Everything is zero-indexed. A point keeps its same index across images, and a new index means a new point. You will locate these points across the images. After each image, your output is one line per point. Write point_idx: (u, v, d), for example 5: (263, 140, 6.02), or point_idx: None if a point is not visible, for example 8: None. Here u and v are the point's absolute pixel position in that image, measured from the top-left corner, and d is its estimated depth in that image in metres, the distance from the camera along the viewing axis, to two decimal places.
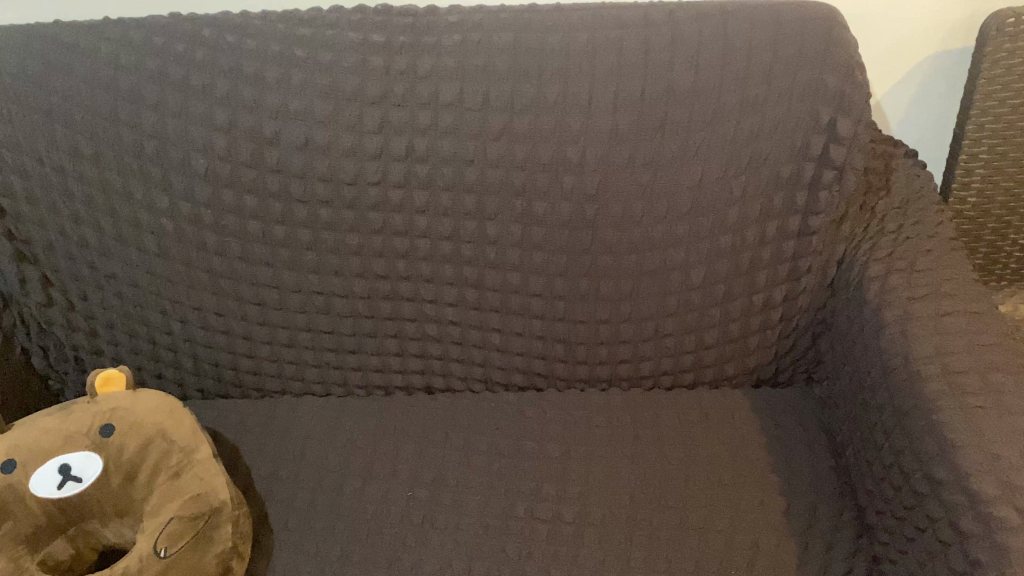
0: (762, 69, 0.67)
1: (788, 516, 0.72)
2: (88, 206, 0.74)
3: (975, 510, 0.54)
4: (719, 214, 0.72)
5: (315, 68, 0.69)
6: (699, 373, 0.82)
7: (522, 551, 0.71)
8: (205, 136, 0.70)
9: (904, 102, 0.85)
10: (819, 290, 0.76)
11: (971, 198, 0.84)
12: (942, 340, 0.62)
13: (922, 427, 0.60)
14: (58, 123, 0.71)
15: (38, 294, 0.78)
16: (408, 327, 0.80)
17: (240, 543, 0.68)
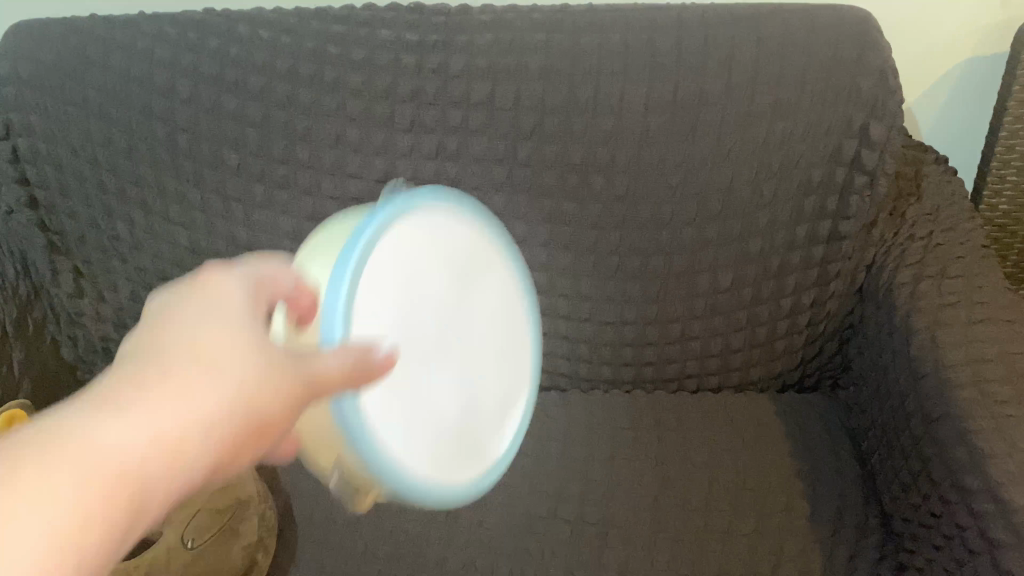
0: (797, 72, 0.66)
1: (812, 521, 0.71)
2: (121, 199, 0.75)
3: (1005, 519, 0.53)
4: (748, 217, 0.71)
5: (347, 65, 0.69)
6: (724, 376, 0.82)
7: (545, 550, 0.71)
8: (238, 132, 0.71)
9: (936, 108, 0.84)
10: (848, 296, 0.75)
11: (1003, 206, 0.82)
12: (972, 349, 0.61)
13: (950, 435, 0.59)
14: (93, 117, 0.72)
15: (68, 285, 0.79)
16: None
17: (267, 536, 0.70)
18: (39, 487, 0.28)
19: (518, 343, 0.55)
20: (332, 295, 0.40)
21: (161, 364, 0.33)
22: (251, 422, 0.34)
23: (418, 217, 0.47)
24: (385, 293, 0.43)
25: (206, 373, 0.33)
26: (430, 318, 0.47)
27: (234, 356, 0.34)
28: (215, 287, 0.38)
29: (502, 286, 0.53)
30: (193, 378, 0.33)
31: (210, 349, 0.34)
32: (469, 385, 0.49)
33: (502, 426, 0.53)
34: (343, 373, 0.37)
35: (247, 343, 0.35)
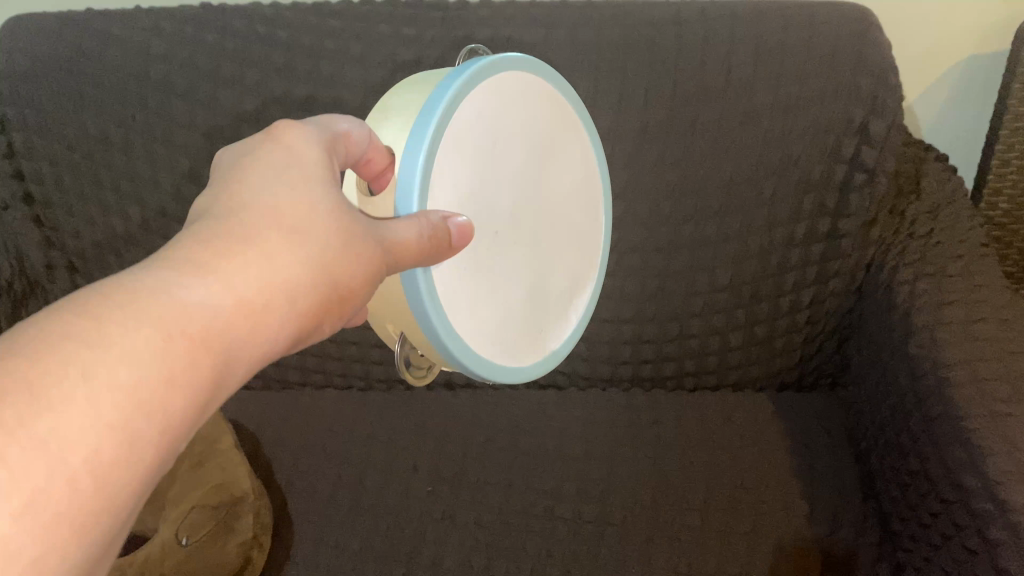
0: (797, 69, 0.66)
1: (810, 520, 0.71)
2: (117, 195, 0.75)
3: (1004, 518, 0.52)
4: (747, 214, 0.71)
5: (344, 61, 0.68)
6: (723, 375, 0.82)
7: (542, 548, 0.71)
8: (234, 127, 0.71)
9: (936, 105, 0.84)
10: (847, 294, 0.75)
11: (1003, 204, 0.82)
12: (972, 347, 0.60)
13: (950, 434, 0.59)
14: (88, 111, 0.72)
15: (64, 281, 0.80)
16: None
17: (261, 533, 0.70)
18: (143, 327, 0.31)
19: (570, 222, 0.61)
20: (409, 163, 0.44)
21: (241, 228, 0.37)
22: (313, 291, 0.39)
23: (487, 85, 0.49)
24: (456, 167, 0.47)
25: (278, 244, 0.38)
26: (493, 192, 0.51)
27: (305, 232, 0.39)
28: (293, 148, 0.43)
29: (563, 160, 0.58)
30: (268, 248, 0.37)
31: (283, 221, 0.38)
32: (520, 254, 0.55)
33: (547, 285, 0.59)
34: (402, 252, 0.42)
35: (321, 218, 0.40)
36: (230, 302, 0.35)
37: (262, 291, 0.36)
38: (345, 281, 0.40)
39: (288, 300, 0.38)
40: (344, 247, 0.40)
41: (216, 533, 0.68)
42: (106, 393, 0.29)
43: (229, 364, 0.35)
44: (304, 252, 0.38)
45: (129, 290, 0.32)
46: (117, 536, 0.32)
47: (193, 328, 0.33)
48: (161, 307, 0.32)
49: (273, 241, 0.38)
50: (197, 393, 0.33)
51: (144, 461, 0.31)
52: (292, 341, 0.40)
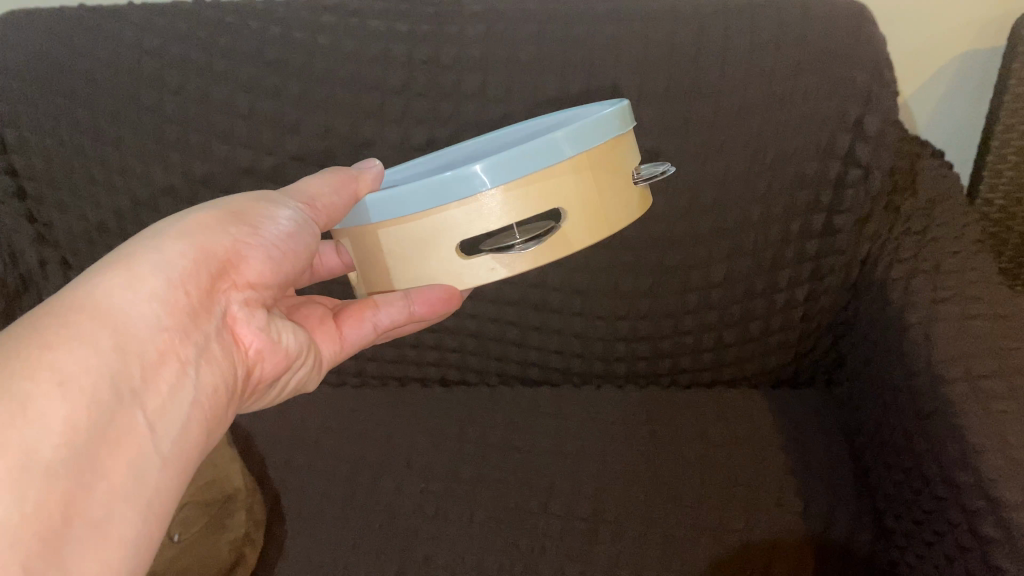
0: (791, 63, 0.66)
1: (804, 517, 0.71)
2: (109, 191, 0.74)
3: (996, 515, 0.52)
4: (741, 211, 0.71)
5: (337, 56, 0.68)
6: (718, 372, 0.82)
7: (534, 545, 0.70)
8: (228, 123, 0.70)
9: (932, 102, 0.84)
10: (842, 290, 0.74)
11: (998, 201, 0.82)
12: (965, 344, 0.60)
13: (944, 430, 0.58)
14: (80, 107, 0.71)
15: (57, 277, 0.79)
16: None
17: (254, 530, 0.71)
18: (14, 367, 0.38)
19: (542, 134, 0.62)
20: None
21: (79, 278, 0.45)
22: (150, 291, 0.45)
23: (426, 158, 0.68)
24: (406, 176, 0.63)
25: (121, 270, 0.45)
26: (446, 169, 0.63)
27: (149, 257, 0.47)
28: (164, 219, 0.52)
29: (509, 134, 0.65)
30: (78, 283, 0.44)
31: (124, 258, 0.46)
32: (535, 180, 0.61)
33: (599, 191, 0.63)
34: (292, 231, 0.54)
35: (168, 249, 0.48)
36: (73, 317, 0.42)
37: (108, 304, 0.43)
38: (186, 277, 0.48)
39: (143, 300, 0.45)
40: (114, 262, 0.46)
41: (209, 530, 0.70)
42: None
43: (100, 359, 0.41)
44: (133, 266, 0.46)
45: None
46: (91, 508, 0.38)
47: (51, 341, 0.40)
48: (19, 343, 0.39)
49: (108, 270, 0.45)
50: (80, 379, 0.39)
51: (52, 433, 0.37)
52: (184, 337, 0.46)
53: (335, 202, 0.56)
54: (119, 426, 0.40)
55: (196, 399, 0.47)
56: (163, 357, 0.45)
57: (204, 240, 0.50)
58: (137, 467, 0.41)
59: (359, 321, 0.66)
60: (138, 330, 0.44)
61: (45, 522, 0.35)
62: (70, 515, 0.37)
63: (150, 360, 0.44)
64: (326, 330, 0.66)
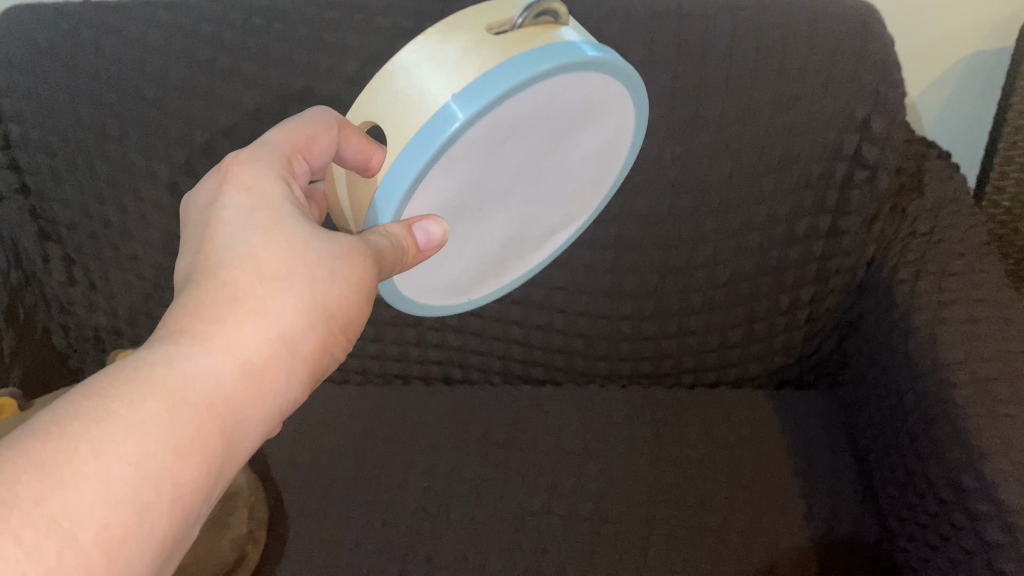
0: (799, 63, 0.65)
1: (807, 519, 0.71)
2: (113, 187, 0.74)
3: (1001, 519, 0.52)
4: (748, 211, 0.71)
5: (342, 53, 0.67)
6: (722, 372, 0.82)
7: (536, 546, 0.70)
8: (230, 120, 0.70)
9: (939, 102, 0.84)
10: (847, 292, 0.74)
11: (1005, 202, 0.81)
12: (970, 347, 0.60)
13: (949, 434, 0.58)
14: (84, 103, 0.71)
15: (60, 272, 0.80)
16: (427, 317, 0.79)
17: (257, 528, 0.71)
18: (161, 421, 0.35)
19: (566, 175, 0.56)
20: (405, 166, 0.42)
21: (277, 291, 0.41)
22: (322, 346, 0.42)
23: (559, 83, 0.43)
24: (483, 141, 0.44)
25: (254, 306, 0.40)
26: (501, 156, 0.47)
27: (266, 292, 0.41)
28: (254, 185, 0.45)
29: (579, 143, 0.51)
30: (276, 313, 0.41)
31: (257, 279, 0.41)
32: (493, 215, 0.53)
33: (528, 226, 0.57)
34: None
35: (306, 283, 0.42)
36: (262, 379, 0.39)
37: (286, 358, 0.41)
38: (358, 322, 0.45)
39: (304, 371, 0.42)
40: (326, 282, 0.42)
41: (217, 525, 0.69)
42: (149, 475, 0.33)
43: (250, 425, 0.39)
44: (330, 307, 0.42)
45: (161, 380, 0.36)
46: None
47: (225, 413, 0.37)
48: (142, 386, 0.35)
49: (305, 303, 0.41)
50: (231, 453, 0.38)
51: (150, 523, 0.33)
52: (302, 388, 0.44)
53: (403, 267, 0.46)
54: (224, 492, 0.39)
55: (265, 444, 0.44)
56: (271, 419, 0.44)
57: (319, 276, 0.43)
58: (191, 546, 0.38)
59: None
60: (293, 391, 0.42)
61: None
62: None
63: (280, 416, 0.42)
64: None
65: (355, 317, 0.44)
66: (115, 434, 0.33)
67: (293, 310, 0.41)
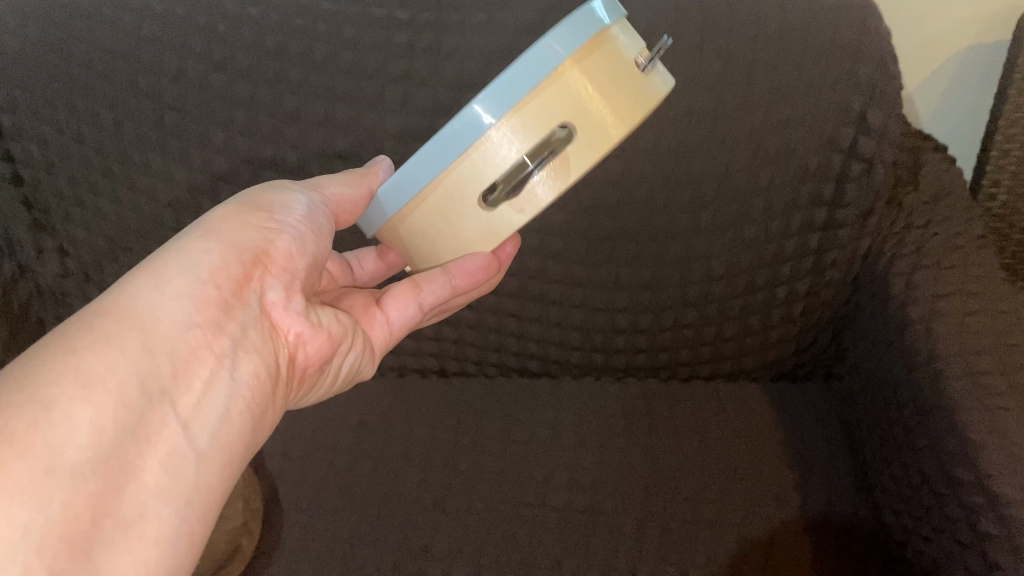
0: (796, 55, 0.65)
1: (802, 512, 0.71)
2: (107, 177, 0.74)
3: (997, 511, 0.53)
4: (745, 204, 0.71)
5: (337, 44, 0.67)
6: (717, 365, 0.82)
7: (532, 538, 0.70)
8: (225, 111, 0.69)
9: (935, 96, 0.84)
10: (843, 285, 0.74)
11: (1000, 197, 0.81)
12: (966, 340, 0.60)
13: (945, 426, 0.58)
14: (78, 93, 0.71)
15: (54, 263, 0.79)
16: None
17: (252, 520, 0.72)
18: (41, 378, 0.38)
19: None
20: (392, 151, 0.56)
21: (181, 242, 0.50)
22: (243, 257, 0.51)
23: None
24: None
25: (145, 275, 0.46)
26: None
27: (188, 247, 0.49)
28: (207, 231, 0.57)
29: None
30: (168, 252, 0.48)
31: (177, 245, 0.49)
32: None
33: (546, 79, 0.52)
34: (307, 211, 0.56)
35: (218, 235, 0.50)
36: (143, 324, 0.43)
37: (190, 275, 0.47)
38: (276, 244, 0.53)
39: (172, 295, 0.46)
40: (265, 220, 0.53)
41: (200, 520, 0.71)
42: (87, 366, 0.39)
43: (206, 340, 0.46)
44: (204, 240, 0.50)
45: (85, 310, 0.43)
46: (151, 480, 0.40)
47: (140, 314, 0.44)
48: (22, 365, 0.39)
49: (214, 235, 0.50)
50: (84, 375, 0.39)
51: (79, 434, 0.37)
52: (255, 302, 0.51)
53: (344, 193, 0.58)
54: (197, 381, 0.44)
55: (277, 367, 0.52)
56: (191, 354, 0.45)
57: (236, 230, 0.51)
58: (175, 464, 0.41)
59: (403, 300, 0.63)
60: (232, 294, 0.49)
61: (75, 520, 0.35)
62: (98, 516, 0.36)
63: (217, 322, 0.47)
64: (372, 319, 0.65)
65: (290, 249, 0.54)
66: (53, 346, 0.40)
67: (215, 251, 0.49)
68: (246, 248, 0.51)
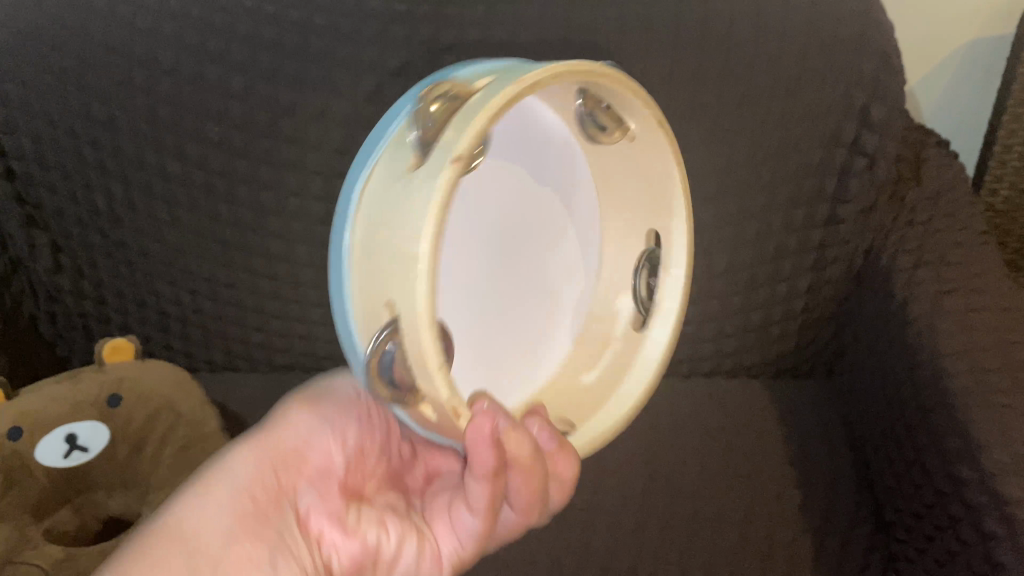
0: (798, 49, 0.64)
1: (803, 513, 0.71)
2: (101, 172, 0.73)
3: (999, 511, 0.52)
4: (746, 200, 0.70)
5: (333, 37, 0.66)
6: (718, 362, 0.80)
7: (531, 535, 0.70)
8: (221, 104, 0.68)
9: (938, 90, 0.83)
10: (845, 281, 0.74)
11: (1003, 191, 0.81)
12: (969, 338, 0.59)
13: (947, 424, 0.58)
14: (71, 86, 0.69)
15: (47, 259, 0.78)
16: None
17: None
18: None
19: (650, 181, 0.56)
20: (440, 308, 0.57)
21: (218, 457, 0.47)
22: (273, 467, 0.47)
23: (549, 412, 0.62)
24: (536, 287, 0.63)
25: (180, 501, 0.44)
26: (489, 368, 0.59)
27: (221, 462, 0.47)
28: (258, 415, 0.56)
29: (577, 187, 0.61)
30: (198, 477, 0.46)
31: (212, 460, 0.47)
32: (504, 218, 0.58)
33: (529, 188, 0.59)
34: (341, 404, 0.54)
35: (250, 443, 0.48)
36: (176, 552, 0.41)
37: (219, 504, 0.44)
38: (310, 451, 0.50)
39: (206, 519, 0.43)
40: (298, 418, 0.51)
41: (180, 451, 0.70)
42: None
43: (240, 563, 0.43)
44: (239, 449, 0.47)
45: (118, 552, 0.41)
46: None
47: (169, 546, 0.41)
48: None
49: (247, 445, 0.48)
50: None
51: None
52: (289, 511, 0.47)
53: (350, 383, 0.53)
54: None
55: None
56: None
57: (268, 434, 0.49)
58: None
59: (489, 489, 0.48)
60: (267, 511, 0.46)
61: None
62: None
63: (257, 530, 0.45)
64: (444, 522, 0.52)
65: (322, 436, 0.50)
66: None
67: (248, 463, 0.47)
68: (277, 460, 0.48)
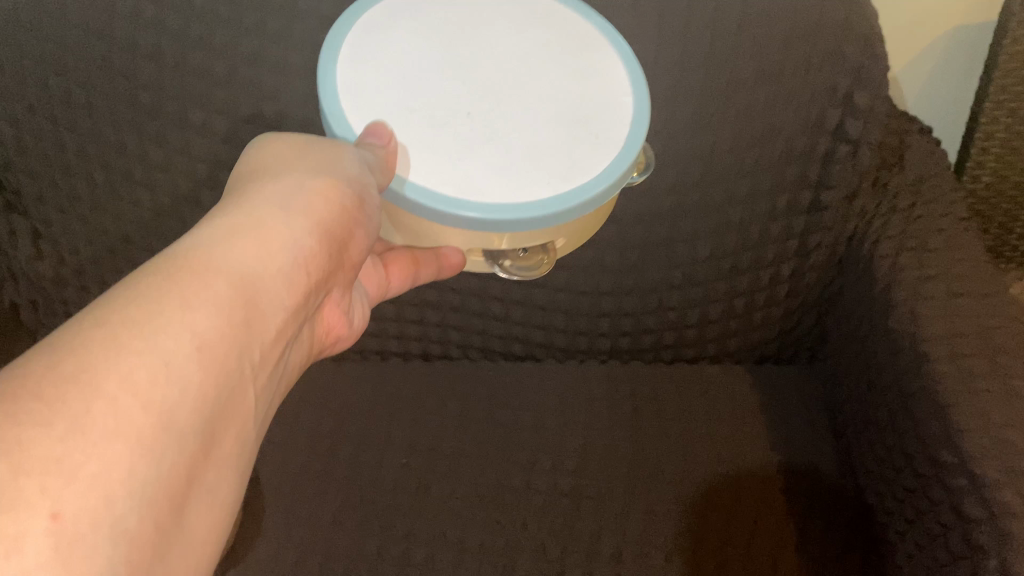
0: (780, 35, 0.65)
1: (787, 493, 0.72)
2: (80, 158, 0.72)
3: (979, 493, 0.53)
4: (731, 185, 0.70)
5: (317, 23, 0.66)
6: (700, 347, 0.81)
7: (517, 520, 0.70)
8: (203, 89, 0.68)
9: (920, 77, 0.84)
10: (827, 266, 0.74)
11: (983, 176, 0.82)
12: (951, 324, 0.60)
13: (928, 408, 0.58)
14: (50, 70, 0.69)
15: (27, 247, 0.77)
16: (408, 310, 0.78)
17: None
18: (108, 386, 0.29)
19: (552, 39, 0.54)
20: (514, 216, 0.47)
21: (272, 193, 0.43)
22: (330, 237, 0.44)
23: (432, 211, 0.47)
24: (458, 57, 0.51)
25: (251, 234, 0.40)
26: (474, 138, 0.48)
27: (279, 201, 0.42)
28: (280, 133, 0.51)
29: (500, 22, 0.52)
30: (265, 204, 0.42)
31: (264, 197, 0.42)
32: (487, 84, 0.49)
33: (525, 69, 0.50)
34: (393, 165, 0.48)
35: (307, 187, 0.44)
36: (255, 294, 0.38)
37: (288, 246, 0.41)
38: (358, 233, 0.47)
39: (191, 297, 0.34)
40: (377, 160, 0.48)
41: None
42: (158, 327, 0.32)
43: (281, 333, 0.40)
44: (317, 181, 0.44)
45: (151, 264, 0.36)
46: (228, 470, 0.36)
47: (233, 278, 0.37)
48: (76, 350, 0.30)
49: (315, 193, 0.44)
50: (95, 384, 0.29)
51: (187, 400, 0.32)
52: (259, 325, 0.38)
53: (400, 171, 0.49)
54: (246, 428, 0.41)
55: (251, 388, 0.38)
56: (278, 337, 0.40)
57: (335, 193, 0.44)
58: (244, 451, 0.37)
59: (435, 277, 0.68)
60: (312, 276, 0.43)
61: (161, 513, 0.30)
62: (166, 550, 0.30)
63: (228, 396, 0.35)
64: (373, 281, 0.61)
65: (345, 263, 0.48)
66: (110, 297, 0.33)
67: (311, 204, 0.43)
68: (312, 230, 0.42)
